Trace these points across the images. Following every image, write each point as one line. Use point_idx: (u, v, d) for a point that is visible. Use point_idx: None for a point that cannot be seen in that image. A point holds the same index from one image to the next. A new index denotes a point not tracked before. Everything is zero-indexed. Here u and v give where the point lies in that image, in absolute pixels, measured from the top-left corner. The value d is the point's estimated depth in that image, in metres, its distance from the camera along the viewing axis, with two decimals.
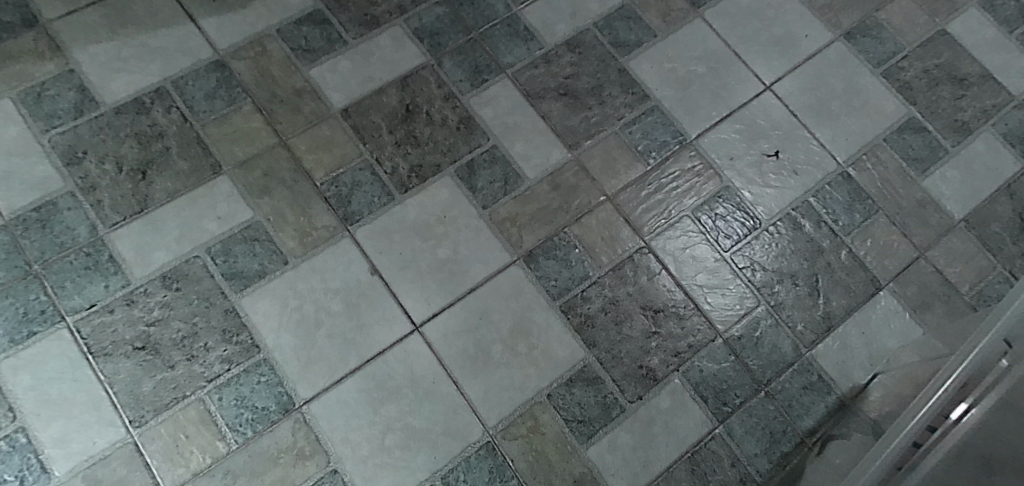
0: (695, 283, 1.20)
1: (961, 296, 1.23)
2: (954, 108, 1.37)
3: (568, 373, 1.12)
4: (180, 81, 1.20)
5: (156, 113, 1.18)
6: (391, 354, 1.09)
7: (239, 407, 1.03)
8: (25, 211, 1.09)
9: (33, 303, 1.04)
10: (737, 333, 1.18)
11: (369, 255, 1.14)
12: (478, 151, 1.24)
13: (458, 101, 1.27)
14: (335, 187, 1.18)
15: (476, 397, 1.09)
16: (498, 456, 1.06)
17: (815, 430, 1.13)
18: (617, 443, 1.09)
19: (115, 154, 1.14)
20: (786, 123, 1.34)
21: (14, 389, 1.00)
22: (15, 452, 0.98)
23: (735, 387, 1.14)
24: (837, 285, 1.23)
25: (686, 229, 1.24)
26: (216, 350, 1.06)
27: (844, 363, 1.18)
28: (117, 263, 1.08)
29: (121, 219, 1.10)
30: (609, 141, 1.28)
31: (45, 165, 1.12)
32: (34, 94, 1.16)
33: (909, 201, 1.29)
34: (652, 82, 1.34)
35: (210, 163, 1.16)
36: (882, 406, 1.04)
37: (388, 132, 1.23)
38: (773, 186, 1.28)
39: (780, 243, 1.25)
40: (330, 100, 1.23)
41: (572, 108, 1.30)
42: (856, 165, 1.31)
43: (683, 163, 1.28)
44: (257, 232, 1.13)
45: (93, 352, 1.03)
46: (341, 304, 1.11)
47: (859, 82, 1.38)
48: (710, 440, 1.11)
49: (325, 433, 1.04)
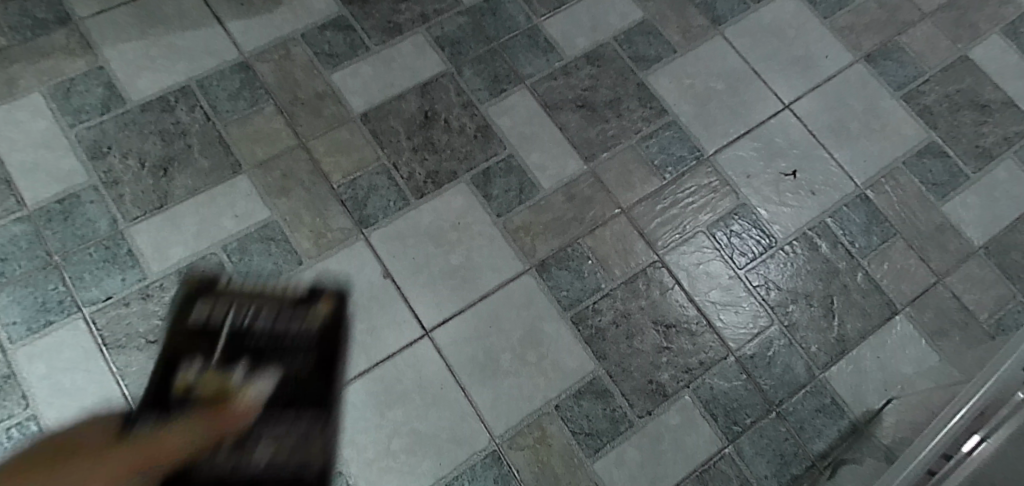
0: (708, 300, 1.20)
1: (980, 323, 1.20)
2: (975, 134, 1.36)
3: (577, 385, 1.12)
4: (205, 81, 1.23)
5: (179, 111, 1.20)
6: (400, 359, 1.09)
7: (247, 405, 1.04)
8: (48, 203, 1.11)
9: (51, 293, 1.06)
10: (750, 351, 1.17)
11: (382, 259, 1.15)
12: (494, 160, 1.24)
13: (476, 110, 1.28)
14: (351, 190, 1.19)
15: (483, 405, 1.09)
16: (504, 466, 1.05)
17: (826, 453, 1.12)
18: (624, 458, 1.08)
19: (139, 150, 1.16)
20: (805, 142, 1.33)
21: (29, 377, 1.01)
22: (25, 440, 0.98)
23: (746, 406, 1.13)
24: (852, 307, 1.21)
25: (700, 245, 1.23)
26: (227, 344, 1.07)
27: (858, 386, 1.16)
28: (135, 257, 1.09)
29: (141, 214, 1.12)
30: (626, 154, 1.28)
31: (70, 157, 1.14)
32: (63, 89, 1.18)
33: (928, 225, 1.28)
34: (671, 97, 1.34)
35: (230, 162, 1.17)
36: (896, 432, 1.02)
37: (406, 138, 1.24)
38: (789, 204, 1.27)
39: (796, 262, 1.23)
40: (350, 104, 1.25)
41: (589, 120, 1.30)
42: (875, 187, 1.30)
43: (699, 179, 1.28)
44: (273, 232, 1.14)
45: (107, 343, 1.04)
46: (352, 306, 1.11)
47: (880, 105, 1.37)
48: (719, 459, 1.09)
49: (331, 435, 1.04)
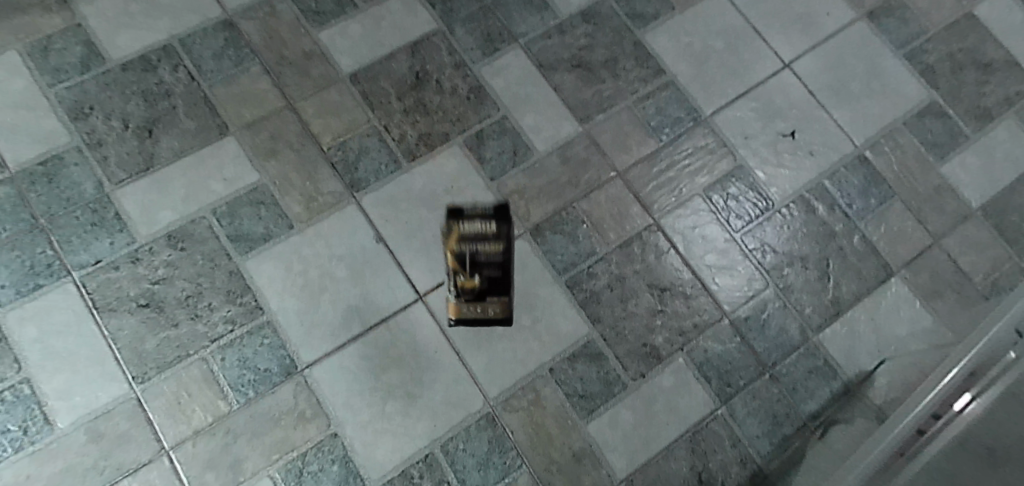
0: (703, 264, 1.19)
1: (974, 286, 1.20)
2: (977, 94, 1.34)
3: (571, 348, 1.12)
4: (188, 39, 1.19)
5: (162, 70, 1.17)
6: (394, 322, 1.09)
7: (241, 368, 1.04)
8: (31, 165, 1.09)
9: (39, 256, 1.05)
10: (744, 315, 1.16)
11: (374, 223, 1.13)
12: (487, 122, 1.22)
13: (469, 70, 1.25)
14: (342, 152, 1.17)
15: (477, 368, 1.09)
16: (498, 428, 1.06)
17: (818, 414, 1.12)
18: (618, 420, 1.09)
19: (122, 111, 1.14)
20: (805, 103, 1.31)
21: (20, 341, 1.01)
22: (20, 402, 0.99)
23: (739, 368, 1.13)
24: (848, 270, 1.20)
25: (696, 208, 1.22)
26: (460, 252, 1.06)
27: (852, 348, 1.16)
28: (122, 220, 1.08)
29: (127, 177, 1.10)
30: (621, 115, 1.26)
31: (52, 118, 1.12)
32: (41, 47, 1.15)
33: (926, 187, 1.26)
34: (668, 56, 1.31)
35: (217, 124, 1.15)
36: (888, 392, 1.03)
37: (397, 99, 1.21)
38: (787, 166, 1.26)
39: (793, 226, 1.22)
40: (338, 63, 1.22)
41: (584, 81, 1.27)
42: (874, 149, 1.28)
43: (697, 140, 1.26)
44: (263, 195, 1.12)
45: (97, 307, 1.04)
46: (345, 270, 1.10)
47: (881, 64, 1.34)
48: (712, 420, 1.10)
49: (326, 398, 1.04)
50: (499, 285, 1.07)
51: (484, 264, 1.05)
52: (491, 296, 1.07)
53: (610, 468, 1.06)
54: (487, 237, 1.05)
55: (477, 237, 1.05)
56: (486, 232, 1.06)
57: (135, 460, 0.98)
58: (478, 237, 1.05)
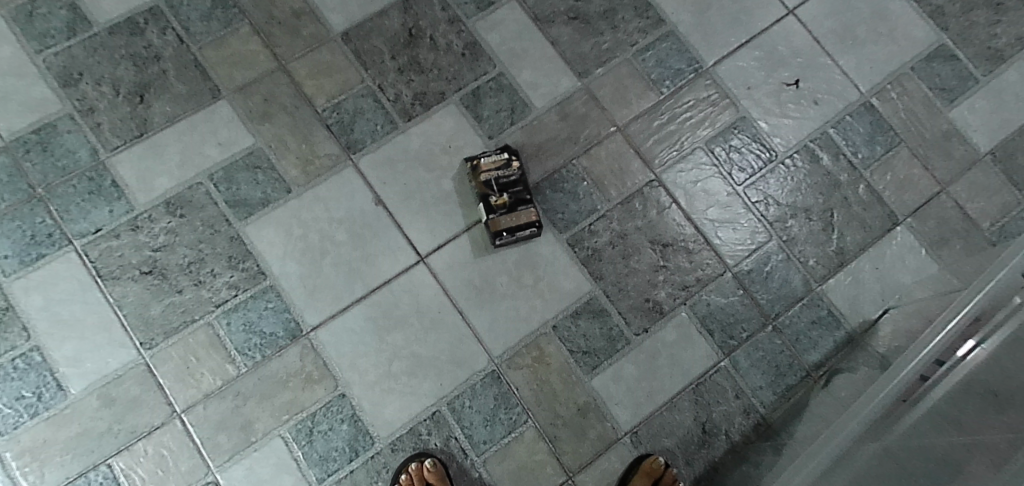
0: (706, 218, 1.18)
1: (981, 232, 1.19)
2: (988, 35, 1.30)
3: (574, 305, 1.12)
4: (175, 1, 1.17)
5: (150, 34, 1.15)
6: (397, 284, 1.09)
7: (247, 332, 1.05)
8: (24, 133, 1.09)
9: (39, 226, 1.05)
10: (747, 267, 1.16)
11: (373, 185, 1.13)
12: (484, 79, 1.20)
13: (463, 26, 1.22)
14: (336, 114, 1.15)
15: (480, 327, 1.09)
16: (503, 385, 1.07)
17: (822, 364, 1.13)
18: (622, 374, 1.10)
19: (113, 77, 1.13)
20: (809, 50, 1.27)
21: (27, 310, 1.02)
22: (31, 370, 1.00)
23: (742, 321, 1.13)
24: (852, 220, 1.19)
25: (698, 162, 1.20)
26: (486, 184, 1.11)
27: (856, 298, 1.16)
28: (120, 188, 1.08)
29: (122, 144, 1.10)
30: (621, 68, 1.23)
31: (42, 85, 1.11)
32: (26, 13, 1.13)
33: (933, 133, 1.24)
34: (668, 5, 1.27)
35: (209, 88, 1.14)
36: (892, 341, 1.03)
37: (391, 58, 1.19)
38: (790, 116, 1.23)
39: (796, 177, 1.21)
40: (330, 22, 1.19)
41: (582, 33, 1.24)
42: (880, 95, 1.25)
43: (698, 92, 1.23)
44: (259, 159, 1.11)
45: (101, 275, 1.05)
46: (346, 234, 1.10)
47: (888, 7, 1.30)
48: (716, 372, 1.11)
49: (332, 359, 1.05)
50: (526, 201, 1.12)
51: (508, 185, 1.11)
52: (523, 207, 1.11)
53: (615, 421, 1.08)
54: (508, 162, 1.12)
55: (495, 162, 1.11)
56: (504, 162, 1.12)
57: (147, 424, 1.00)
58: (497, 161, 1.11)
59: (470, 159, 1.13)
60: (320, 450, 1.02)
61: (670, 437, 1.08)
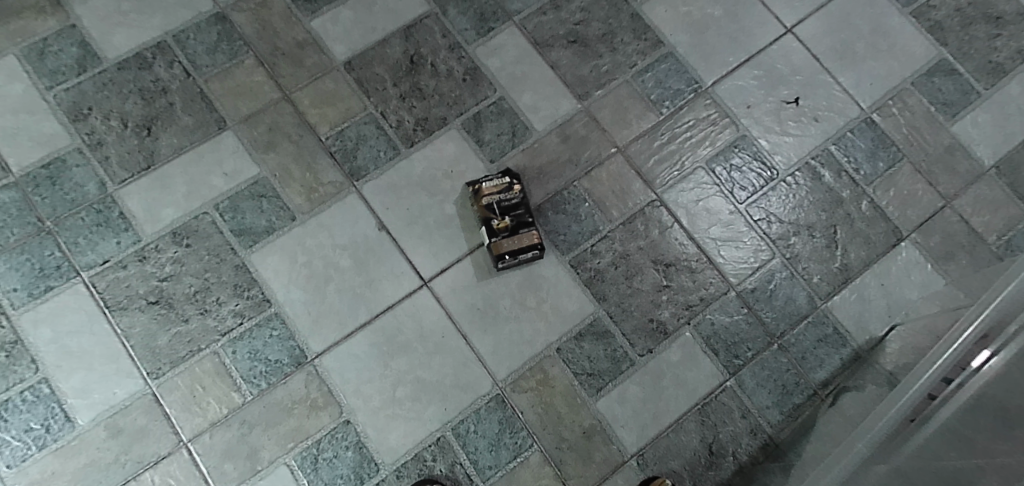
0: (708, 237, 1.18)
1: (988, 246, 1.18)
2: (989, 49, 1.30)
3: (578, 328, 1.12)
4: (181, 35, 1.19)
5: (158, 68, 1.17)
6: (400, 309, 1.10)
7: (252, 360, 1.05)
8: (35, 168, 1.11)
9: (47, 259, 1.07)
10: (750, 286, 1.16)
11: (376, 211, 1.14)
12: (484, 104, 1.21)
13: (464, 51, 1.23)
14: (340, 141, 1.17)
15: (484, 351, 1.09)
16: (508, 409, 1.07)
17: (828, 382, 1.12)
18: (626, 396, 1.09)
19: (120, 111, 1.15)
20: (808, 67, 1.28)
21: (37, 342, 1.03)
22: (39, 402, 1.01)
23: (747, 340, 1.13)
24: (856, 236, 1.19)
25: (699, 181, 1.20)
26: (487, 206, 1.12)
27: (861, 315, 1.15)
28: (127, 220, 1.10)
29: (129, 177, 1.12)
30: (620, 90, 1.24)
31: (52, 121, 1.13)
32: (36, 50, 1.16)
33: (936, 148, 1.23)
34: (667, 27, 1.28)
35: (214, 119, 1.16)
36: (898, 358, 1.02)
37: (393, 85, 1.21)
38: (792, 133, 1.24)
39: (798, 194, 1.21)
40: (332, 52, 1.21)
41: (582, 56, 1.26)
42: (881, 111, 1.26)
43: (698, 112, 1.24)
44: (264, 189, 1.13)
45: (109, 305, 1.06)
46: (349, 260, 1.11)
47: (887, 23, 1.31)
48: (721, 392, 1.10)
49: (337, 385, 1.06)
50: (528, 224, 1.12)
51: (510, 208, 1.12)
52: (524, 230, 1.12)
53: (621, 443, 1.07)
54: (509, 185, 1.12)
55: (497, 186, 1.12)
56: (504, 186, 1.12)
57: (155, 453, 1.01)
58: (498, 185, 1.12)
59: (472, 182, 1.14)
60: (325, 478, 1.02)
61: (676, 459, 1.07)
